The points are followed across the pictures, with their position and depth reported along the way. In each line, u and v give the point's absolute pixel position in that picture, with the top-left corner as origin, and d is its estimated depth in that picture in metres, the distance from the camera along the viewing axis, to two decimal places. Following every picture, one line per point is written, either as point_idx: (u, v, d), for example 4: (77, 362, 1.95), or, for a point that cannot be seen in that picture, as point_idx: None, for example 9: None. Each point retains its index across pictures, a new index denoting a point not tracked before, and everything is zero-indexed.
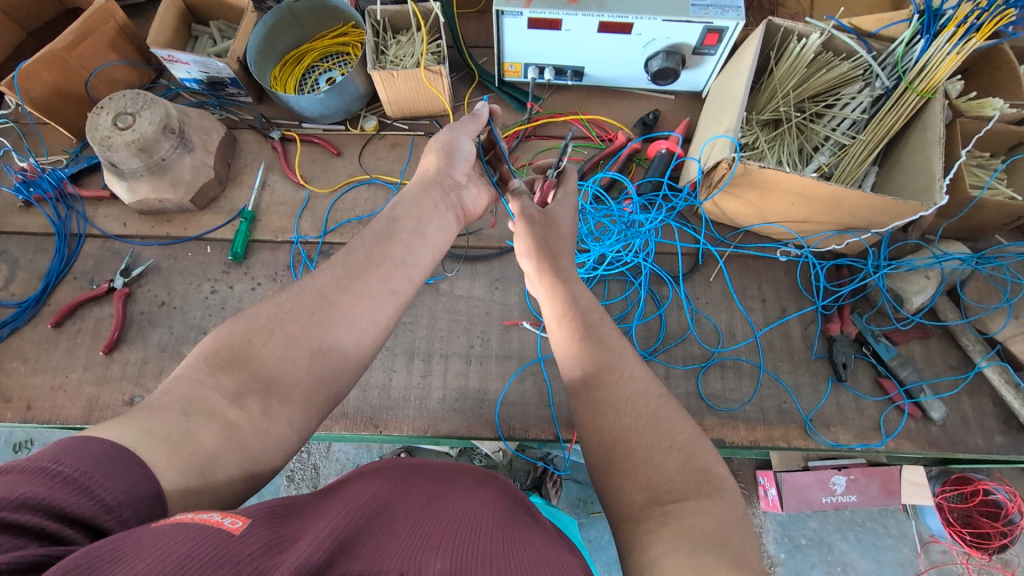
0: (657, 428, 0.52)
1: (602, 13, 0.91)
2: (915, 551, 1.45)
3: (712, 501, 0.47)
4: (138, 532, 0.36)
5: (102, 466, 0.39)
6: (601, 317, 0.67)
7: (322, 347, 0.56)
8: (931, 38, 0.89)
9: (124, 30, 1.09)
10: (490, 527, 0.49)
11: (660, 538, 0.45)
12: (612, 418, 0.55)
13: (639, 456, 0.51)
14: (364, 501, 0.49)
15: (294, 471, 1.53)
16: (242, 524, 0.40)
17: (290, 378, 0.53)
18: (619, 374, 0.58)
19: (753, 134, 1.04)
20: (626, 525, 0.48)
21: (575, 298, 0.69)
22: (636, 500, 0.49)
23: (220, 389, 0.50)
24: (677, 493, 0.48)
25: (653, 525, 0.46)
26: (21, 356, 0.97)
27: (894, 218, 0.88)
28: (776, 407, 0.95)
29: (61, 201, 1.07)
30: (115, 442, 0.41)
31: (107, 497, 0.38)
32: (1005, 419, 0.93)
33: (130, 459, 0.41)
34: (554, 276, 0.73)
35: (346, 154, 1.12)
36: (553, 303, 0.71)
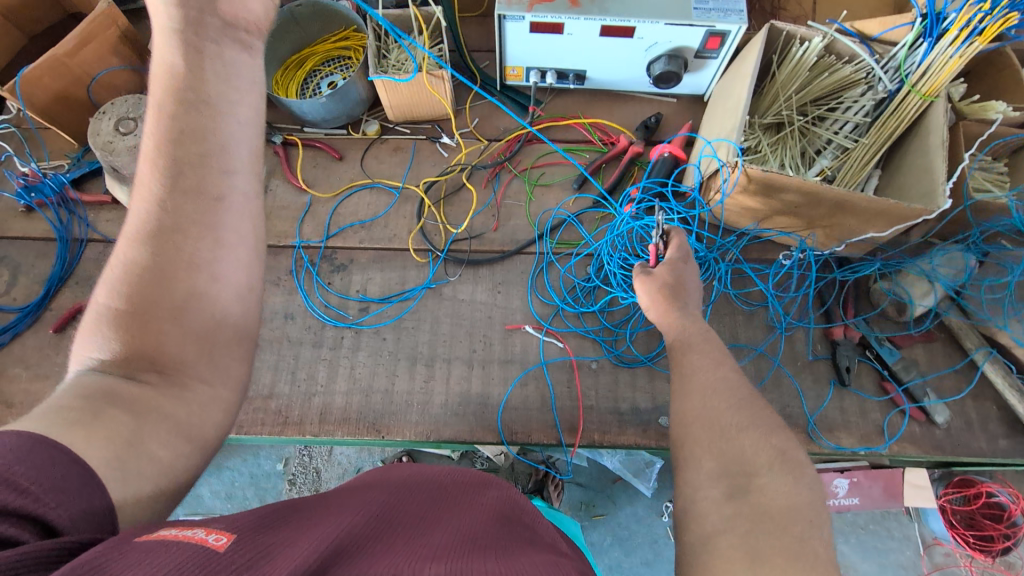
0: (746, 411, 0.58)
1: (604, 17, 0.91)
2: (918, 553, 1.45)
3: (774, 479, 0.51)
4: (121, 546, 0.36)
5: (21, 459, 0.37)
6: (703, 339, 0.69)
7: (183, 307, 0.49)
8: (933, 42, 0.89)
9: (127, 35, 1.08)
10: (483, 541, 0.49)
11: (720, 512, 0.49)
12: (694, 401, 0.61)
13: (720, 432, 0.56)
14: (354, 514, 0.49)
15: (295, 475, 1.53)
16: (226, 541, 0.39)
17: (171, 349, 0.49)
18: (717, 372, 0.63)
19: (756, 138, 1.04)
20: (689, 489, 0.54)
21: (687, 320, 0.72)
22: (708, 467, 0.54)
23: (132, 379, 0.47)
24: (755, 468, 0.52)
25: (719, 496, 0.51)
26: (23, 361, 0.97)
27: (897, 223, 0.87)
28: (780, 411, 0.94)
29: (62, 206, 1.07)
30: (33, 433, 0.39)
31: (35, 489, 0.36)
32: (1009, 422, 0.93)
33: (52, 448, 0.38)
34: (676, 306, 0.73)
35: (348, 158, 1.12)
36: (668, 325, 0.73)
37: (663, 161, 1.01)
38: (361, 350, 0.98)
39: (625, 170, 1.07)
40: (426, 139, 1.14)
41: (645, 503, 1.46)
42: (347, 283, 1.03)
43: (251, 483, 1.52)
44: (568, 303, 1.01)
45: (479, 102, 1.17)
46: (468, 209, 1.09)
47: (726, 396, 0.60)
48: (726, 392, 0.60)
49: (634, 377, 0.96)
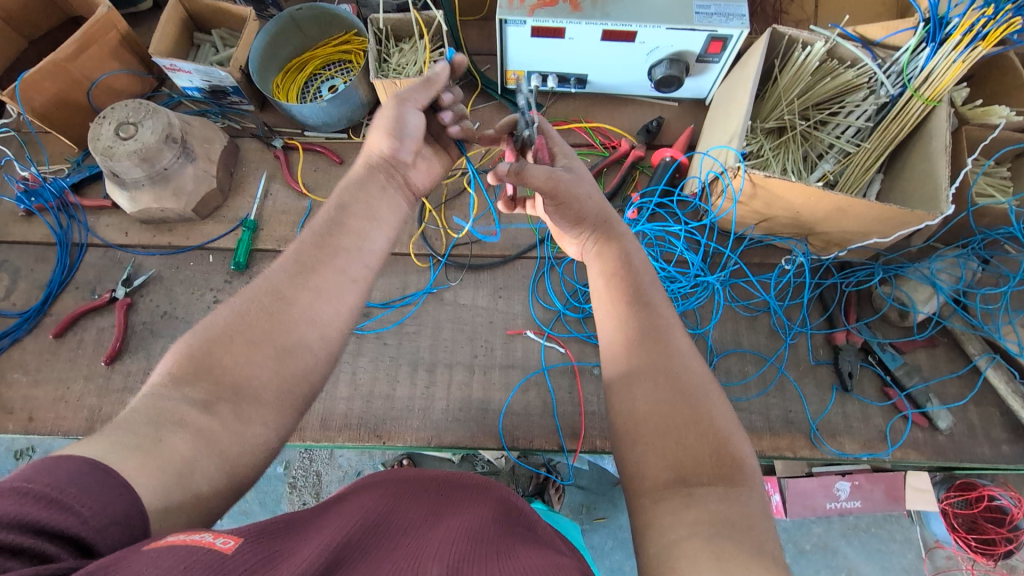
0: (694, 408, 0.52)
1: (605, 21, 0.91)
2: (920, 557, 1.45)
3: (723, 489, 0.46)
4: (128, 556, 0.35)
5: (76, 481, 0.39)
6: (651, 280, 0.65)
7: (288, 347, 0.56)
8: (936, 46, 0.88)
9: (127, 39, 1.08)
10: (487, 540, 0.49)
11: (680, 521, 0.44)
12: (641, 392, 0.54)
13: (671, 434, 0.51)
14: (360, 515, 0.49)
15: (295, 478, 1.52)
16: (234, 543, 0.39)
17: (257, 382, 0.54)
18: (665, 346, 0.57)
19: (758, 143, 1.04)
20: (645, 499, 0.48)
21: (625, 255, 0.67)
22: (660, 478, 0.49)
23: (188, 400, 0.50)
24: (703, 476, 0.48)
25: (674, 505, 0.46)
26: (23, 366, 0.97)
27: (900, 228, 0.87)
28: (782, 416, 0.94)
29: (63, 210, 1.06)
30: (88, 458, 0.41)
31: (83, 511, 0.37)
32: (1012, 427, 0.93)
33: (103, 474, 0.40)
34: (608, 238, 0.69)
35: (349, 162, 1.12)
36: (603, 259, 0.68)
37: (665, 166, 1.02)
38: (361, 355, 0.98)
39: (625, 175, 1.07)
40: None
41: None
42: None
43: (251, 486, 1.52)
44: (569, 308, 1.01)
45: (480, 105, 1.16)
46: (469, 213, 1.08)
47: (672, 382, 0.54)
48: (674, 381, 0.54)
49: None
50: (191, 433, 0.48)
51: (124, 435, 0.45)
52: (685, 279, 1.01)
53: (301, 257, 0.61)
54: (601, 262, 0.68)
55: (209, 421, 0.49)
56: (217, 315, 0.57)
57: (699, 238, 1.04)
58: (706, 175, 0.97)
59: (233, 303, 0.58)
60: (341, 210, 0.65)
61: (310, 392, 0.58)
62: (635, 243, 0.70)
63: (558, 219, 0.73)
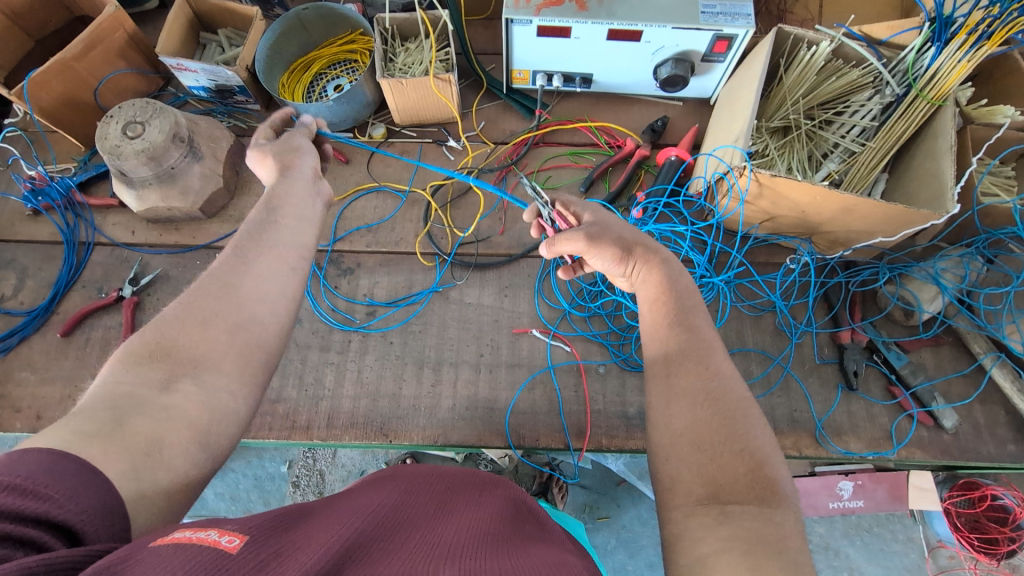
0: (733, 428, 0.52)
1: (611, 21, 0.91)
2: (922, 556, 1.45)
3: (757, 508, 0.46)
4: (136, 553, 0.36)
5: (46, 470, 0.39)
6: (695, 303, 0.65)
7: (239, 323, 0.57)
8: (942, 46, 0.89)
9: (134, 38, 1.09)
10: (496, 537, 0.49)
11: (714, 535, 0.45)
12: (679, 409, 0.56)
13: (707, 452, 0.51)
14: (367, 512, 0.49)
15: (298, 477, 1.53)
16: (239, 542, 0.39)
17: (215, 355, 0.55)
18: (705, 366, 0.58)
19: (763, 142, 1.04)
20: (677, 513, 0.49)
21: (671, 276, 0.67)
22: (694, 493, 0.49)
23: (146, 382, 0.50)
24: (738, 495, 0.47)
25: (708, 521, 0.46)
26: (31, 365, 0.97)
27: (905, 227, 0.87)
28: (788, 415, 0.94)
29: (69, 209, 1.07)
30: (51, 448, 0.41)
31: (59, 497, 0.38)
32: (1017, 427, 0.93)
33: (72, 462, 0.41)
34: (652, 260, 0.68)
35: (355, 161, 1.12)
36: (653, 287, 0.67)
37: (671, 165, 1.02)
38: (367, 354, 0.98)
39: (631, 174, 1.07)
40: (432, 142, 1.14)
41: (649, 505, 1.46)
42: (354, 287, 1.03)
43: (254, 485, 1.52)
44: (575, 307, 1.01)
45: (485, 105, 1.17)
46: (475, 212, 1.09)
47: (710, 401, 0.55)
48: (714, 401, 0.55)
49: (641, 380, 0.96)
50: (182, 423, 0.49)
51: (76, 422, 0.45)
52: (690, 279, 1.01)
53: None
54: (648, 287, 0.68)
55: (172, 398, 0.50)
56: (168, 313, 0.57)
57: (704, 237, 1.04)
58: (712, 175, 0.97)
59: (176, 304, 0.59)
60: (270, 211, 0.68)
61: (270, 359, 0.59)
62: (678, 265, 0.69)
63: (599, 260, 0.71)
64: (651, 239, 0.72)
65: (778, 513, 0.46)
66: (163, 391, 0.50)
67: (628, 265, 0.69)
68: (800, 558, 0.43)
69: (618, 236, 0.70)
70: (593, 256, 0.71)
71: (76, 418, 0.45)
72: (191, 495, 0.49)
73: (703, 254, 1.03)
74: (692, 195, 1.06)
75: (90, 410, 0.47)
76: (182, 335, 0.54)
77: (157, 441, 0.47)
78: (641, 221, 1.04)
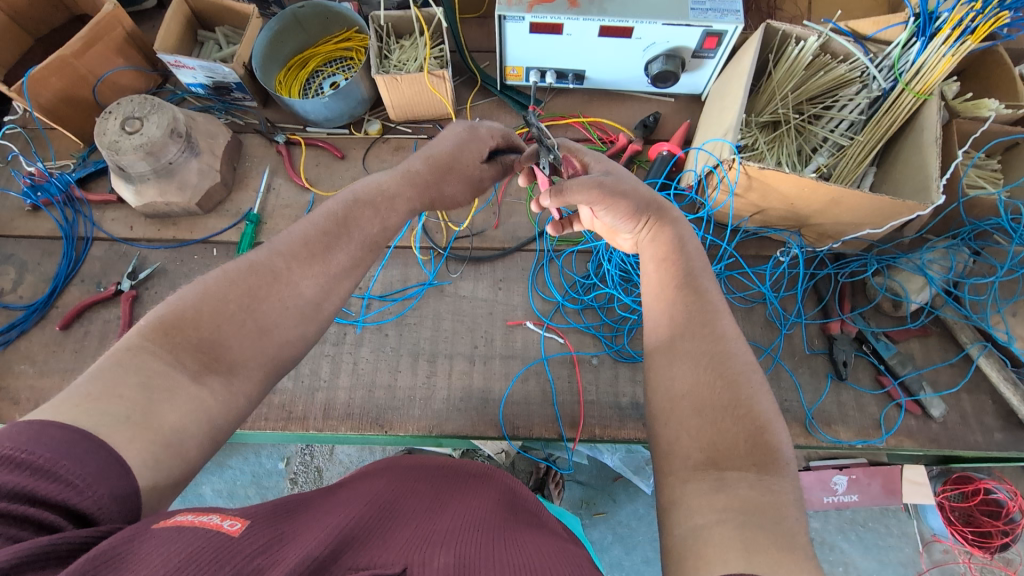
0: (736, 391, 0.53)
1: (603, 17, 0.92)
2: (917, 550, 1.46)
3: (754, 476, 0.47)
4: (139, 535, 0.37)
5: (67, 452, 0.40)
6: (703, 266, 0.66)
7: None
8: (926, 41, 0.90)
9: (132, 36, 1.10)
10: (493, 526, 0.50)
11: (711, 506, 0.46)
12: (680, 370, 0.57)
13: (709, 415, 0.52)
14: (366, 501, 0.50)
15: (296, 474, 1.53)
16: (240, 527, 0.40)
17: None
18: (712, 330, 0.58)
19: (753, 137, 1.05)
20: (674, 478, 0.50)
21: (680, 238, 0.69)
22: (692, 458, 0.51)
23: (180, 366, 0.50)
24: (736, 461, 0.49)
25: (705, 487, 0.48)
26: (30, 358, 0.98)
27: (892, 218, 0.88)
28: (778, 405, 0.96)
29: (68, 205, 1.08)
30: (76, 427, 0.42)
31: (78, 482, 0.40)
32: (1004, 415, 0.94)
33: (93, 444, 0.42)
34: (663, 218, 0.70)
35: (351, 157, 1.13)
36: (659, 245, 0.69)
37: (662, 160, 1.04)
38: (363, 346, 1.00)
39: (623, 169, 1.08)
40: (427, 139, 1.15)
41: (644, 500, 1.47)
42: None
43: (252, 482, 1.53)
44: (568, 300, 1.02)
45: (480, 102, 1.18)
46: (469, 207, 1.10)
47: (715, 364, 0.56)
48: (719, 364, 0.56)
49: (634, 371, 0.97)
50: (185, 398, 0.49)
51: (106, 400, 0.45)
52: None
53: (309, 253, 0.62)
54: (658, 246, 0.69)
55: (199, 389, 0.50)
56: (213, 283, 0.56)
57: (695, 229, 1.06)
58: (702, 168, 0.99)
59: (219, 273, 0.58)
60: (335, 219, 0.65)
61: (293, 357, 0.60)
62: (688, 229, 0.71)
63: (611, 213, 0.72)
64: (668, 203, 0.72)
65: (777, 480, 0.47)
66: (192, 380, 0.50)
67: (637, 221, 0.71)
68: (797, 527, 0.44)
69: (633, 190, 0.70)
70: (603, 207, 0.71)
71: (106, 392, 0.45)
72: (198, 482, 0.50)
73: None
74: (684, 188, 1.07)
75: (120, 384, 0.46)
76: (225, 329, 0.54)
77: (180, 431, 0.47)
78: None
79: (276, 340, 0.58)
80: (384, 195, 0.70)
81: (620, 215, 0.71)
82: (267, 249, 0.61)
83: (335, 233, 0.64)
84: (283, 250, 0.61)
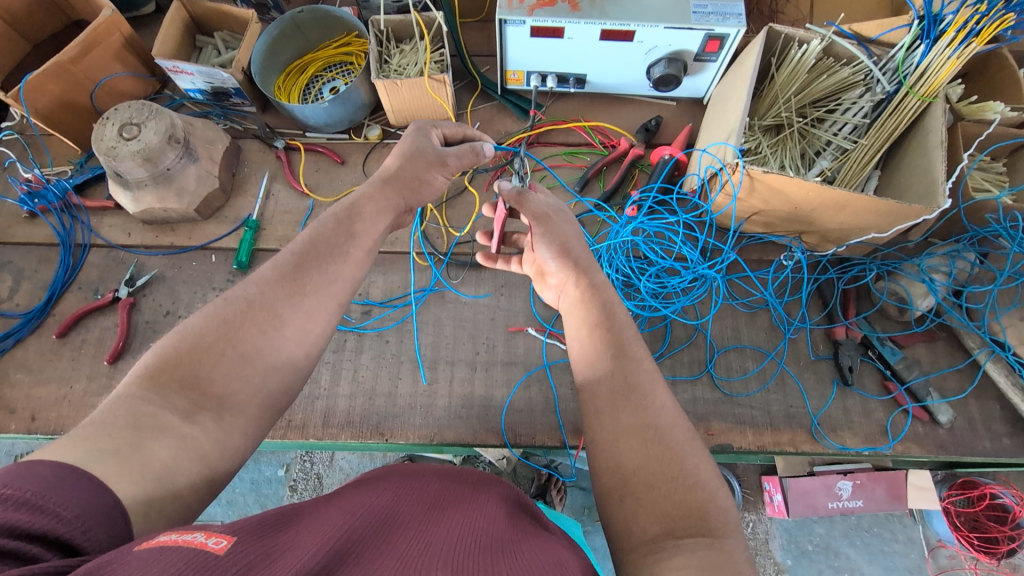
0: (681, 463, 0.51)
1: (604, 21, 0.92)
2: (922, 556, 1.43)
3: (708, 539, 0.45)
4: (120, 557, 0.35)
5: (54, 486, 0.39)
6: (632, 334, 0.64)
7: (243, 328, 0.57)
8: (931, 43, 0.89)
9: (130, 42, 1.09)
10: (492, 537, 0.48)
11: (670, 566, 0.43)
12: (628, 447, 0.53)
13: (659, 489, 0.49)
14: (358, 514, 0.48)
15: (296, 481, 1.52)
16: (226, 543, 0.38)
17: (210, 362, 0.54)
18: (650, 400, 0.56)
19: (756, 140, 1.04)
20: (635, 553, 0.47)
21: (607, 304, 0.68)
22: (649, 531, 0.47)
23: (170, 406, 0.50)
24: (691, 527, 0.46)
25: (663, 554, 0.45)
26: (26, 367, 0.97)
27: (898, 223, 0.87)
28: (783, 412, 0.95)
29: (66, 212, 1.07)
30: (64, 462, 0.41)
31: (65, 513, 0.38)
32: (1013, 421, 0.93)
33: (81, 476, 0.41)
34: (582, 279, 0.70)
35: (350, 162, 1.12)
36: (586, 308, 0.68)
37: (663, 163, 1.02)
38: (363, 353, 0.98)
39: (626, 173, 1.08)
40: None
41: None
42: None
43: (252, 488, 1.51)
44: None
45: (480, 106, 1.18)
46: (470, 211, 1.09)
47: (659, 438, 0.53)
48: (660, 437, 0.53)
49: None
50: (174, 438, 0.48)
51: (95, 437, 0.45)
52: (684, 273, 1.02)
53: (292, 276, 0.62)
54: (583, 311, 0.68)
55: (190, 427, 0.50)
56: (195, 321, 0.57)
57: (698, 232, 1.05)
58: (705, 171, 0.98)
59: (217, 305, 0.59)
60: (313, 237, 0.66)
61: (293, 384, 0.60)
62: (615, 295, 0.70)
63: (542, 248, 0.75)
64: (597, 268, 0.73)
65: (729, 541, 0.45)
66: (185, 419, 0.50)
67: (567, 269, 0.72)
68: None
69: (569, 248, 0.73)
70: (539, 235, 0.75)
71: (95, 432, 0.45)
72: (193, 499, 0.48)
73: (696, 249, 1.04)
74: (686, 193, 1.07)
75: (110, 424, 0.46)
76: (208, 365, 0.54)
77: (169, 471, 0.47)
78: (634, 218, 1.03)
79: (272, 347, 0.58)
80: (357, 215, 0.71)
81: (551, 249, 0.74)
82: (247, 285, 0.61)
83: (317, 249, 0.65)
84: (258, 281, 0.61)
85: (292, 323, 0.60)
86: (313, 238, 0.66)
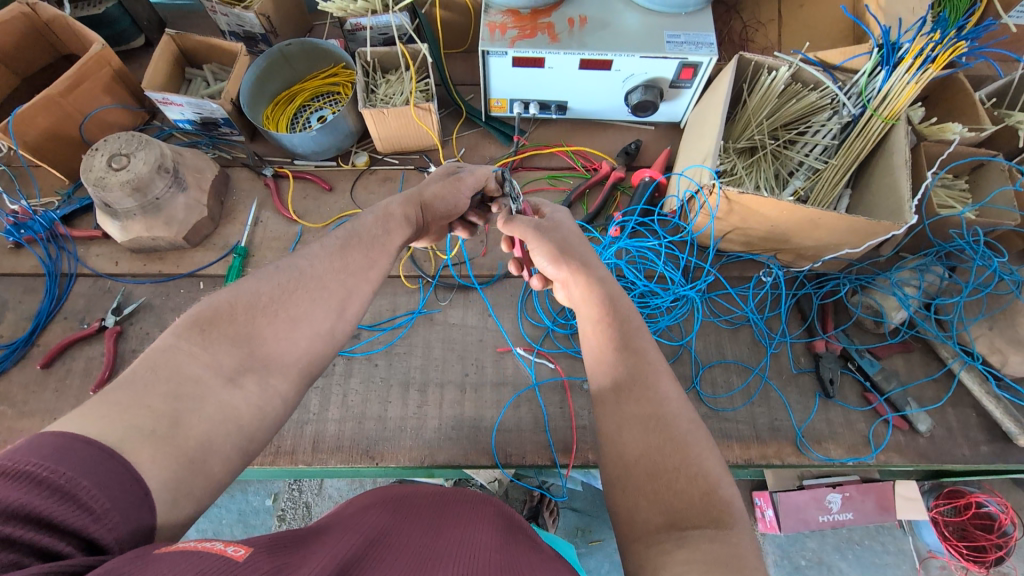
0: (684, 454, 0.52)
1: (582, 51, 0.96)
2: (913, 567, 1.44)
3: (714, 531, 0.46)
4: (143, 558, 0.36)
5: (89, 473, 0.39)
6: (639, 325, 0.65)
7: None
8: (891, 69, 0.94)
9: (119, 74, 1.11)
10: (491, 554, 0.48)
11: (674, 560, 0.44)
12: (630, 436, 0.55)
13: (662, 478, 0.51)
14: (364, 533, 0.48)
15: (285, 510, 1.50)
16: (244, 551, 0.39)
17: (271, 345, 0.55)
18: (654, 392, 0.57)
19: (731, 161, 1.08)
20: (638, 543, 0.48)
21: (610, 297, 0.68)
22: (653, 522, 0.48)
23: (217, 367, 0.51)
24: (696, 519, 0.47)
25: (668, 546, 0.46)
26: (9, 399, 0.95)
27: (870, 238, 0.91)
28: (768, 424, 0.96)
29: (52, 242, 1.07)
30: (102, 444, 0.41)
31: (96, 508, 0.38)
32: (989, 427, 0.96)
33: (117, 465, 0.41)
34: (580, 269, 0.71)
35: (338, 189, 1.14)
36: (589, 304, 0.68)
37: (644, 186, 1.06)
38: (353, 377, 0.99)
39: (608, 195, 1.11)
40: (414, 169, 1.17)
41: None
42: None
43: (239, 520, 1.49)
44: (557, 324, 1.03)
45: (466, 133, 1.21)
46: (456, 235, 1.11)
47: (660, 427, 0.54)
48: (662, 426, 0.54)
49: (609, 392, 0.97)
50: (213, 406, 0.48)
51: (134, 412, 0.44)
52: (666, 292, 1.04)
53: (342, 253, 0.64)
54: (588, 310, 0.68)
55: (232, 395, 0.50)
56: (249, 282, 0.58)
57: (679, 252, 1.09)
58: (683, 193, 1.01)
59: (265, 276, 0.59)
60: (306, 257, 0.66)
61: None
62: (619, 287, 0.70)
63: (540, 250, 0.75)
64: (598, 262, 0.74)
65: (734, 533, 0.46)
66: (227, 384, 0.50)
67: (564, 268, 0.72)
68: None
69: (558, 243, 0.75)
70: (535, 245, 0.76)
71: (130, 406, 0.45)
72: None
73: (677, 269, 1.07)
74: (667, 214, 1.10)
75: (149, 396, 0.46)
76: (262, 324, 0.55)
77: (205, 447, 0.47)
78: (616, 239, 1.07)
79: None
80: (393, 218, 0.72)
81: (545, 249, 0.75)
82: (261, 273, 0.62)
83: None
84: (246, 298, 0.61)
85: (333, 308, 0.60)
86: (357, 228, 0.69)
